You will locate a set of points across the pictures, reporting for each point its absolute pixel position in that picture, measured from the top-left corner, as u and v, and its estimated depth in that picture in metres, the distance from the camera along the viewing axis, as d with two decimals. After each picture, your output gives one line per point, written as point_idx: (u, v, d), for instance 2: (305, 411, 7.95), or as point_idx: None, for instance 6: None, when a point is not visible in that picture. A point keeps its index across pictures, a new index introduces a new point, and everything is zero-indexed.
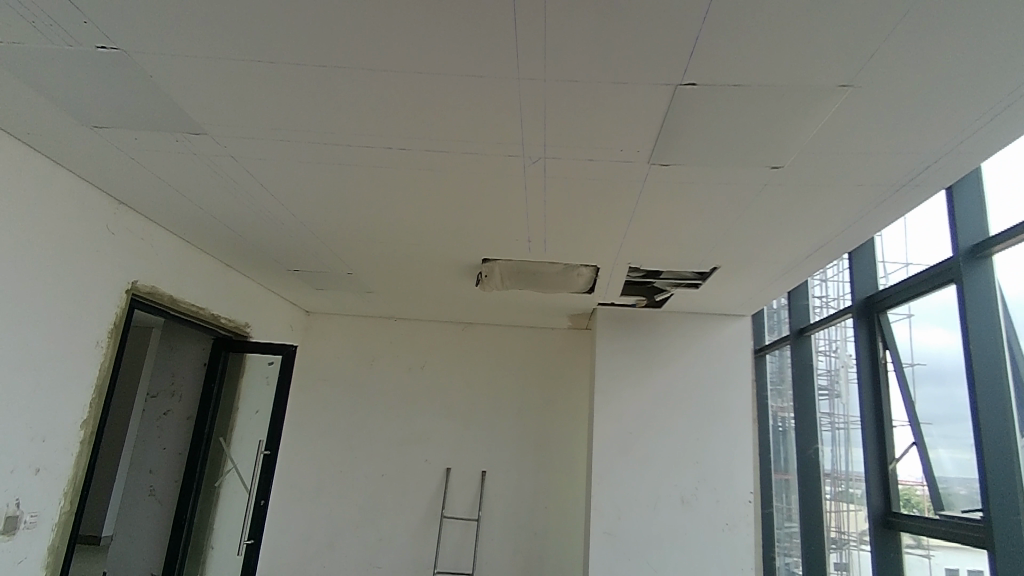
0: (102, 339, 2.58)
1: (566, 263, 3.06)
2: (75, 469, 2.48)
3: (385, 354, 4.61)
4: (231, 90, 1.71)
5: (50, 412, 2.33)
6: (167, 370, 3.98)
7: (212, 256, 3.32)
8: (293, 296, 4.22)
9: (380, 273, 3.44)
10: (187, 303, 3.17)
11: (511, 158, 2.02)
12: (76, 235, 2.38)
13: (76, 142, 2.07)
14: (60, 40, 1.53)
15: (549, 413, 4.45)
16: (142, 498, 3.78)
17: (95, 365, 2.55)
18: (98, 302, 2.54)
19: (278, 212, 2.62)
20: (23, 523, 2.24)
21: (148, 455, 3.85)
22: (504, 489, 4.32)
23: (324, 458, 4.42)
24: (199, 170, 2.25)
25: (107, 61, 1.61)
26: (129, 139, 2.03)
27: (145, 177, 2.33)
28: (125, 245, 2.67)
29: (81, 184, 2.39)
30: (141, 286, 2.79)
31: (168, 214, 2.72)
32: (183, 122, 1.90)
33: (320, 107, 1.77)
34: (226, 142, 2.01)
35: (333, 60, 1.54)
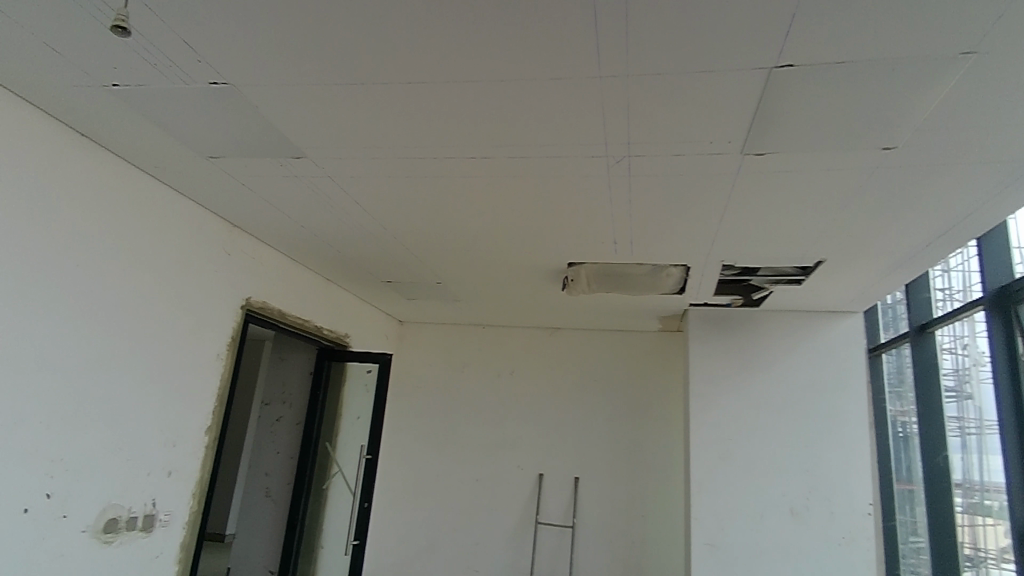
0: (221, 352, 2.82)
1: (655, 263, 2.97)
2: (201, 471, 2.71)
3: (476, 361, 4.70)
4: (324, 113, 1.81)
5: (179, 418, 2.57)
6: (278, 379, 4.28)
7: (314, 271, 3.54)
8: (387, 307, 4.40)
9: (469, 282, 3.51)
10: (294, 316, 3.39)
11: (594, 159, 1.99)
12: (197, 258, 2.62)
13: (195, 172, 2.28)
14: (179, 79, 1.69)
15: (642, 418, 4.33)
16: (259, 498, 4.08)
17: (216, 376, 2.79)
18: (217, 317, 2.77)
19: (372, 227, 2.74)
20: (159, 521, 2.47)
21: (264, 458, 4.15)
22: (598, 497, 4.25)
23: (420, 463, 4.56)
24: (300, 192, 2.40)
25: (218, 96, 1.75)
26: (239, 167, 2.21)
27: (253, 201, 2.53)
28: (238, 264, 2.90)
29: (200, 210, 2.63)
30: (253, 302, 3.01)
31: (274, 234, 2.93)
32: (285, 147, 2.03)
33: (406, 122, 1.83)
34: (323, 163, 2.13)
35: (419, 76, 1.59)
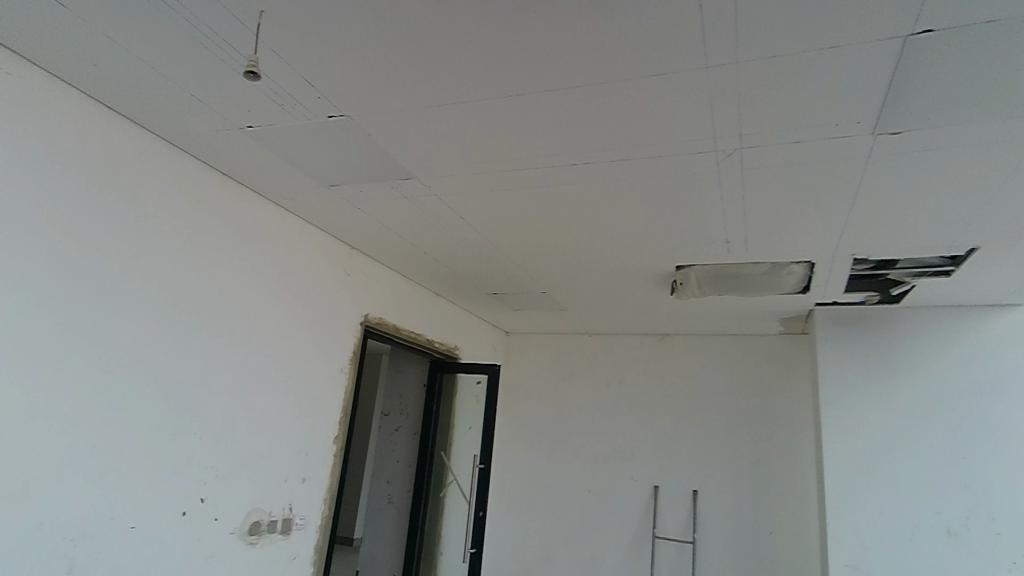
0: (345, 366, 3.00)
1: (774, 261, 2.77)
2: (331, 478, 2.89)
3: (583, 370, 4.64)
4: (430, 135, 1.87)
5: (311, 429, 2.76)
6: (395, 391, 4.49)
7: (425, 287, 3.68)
8: (494, 319, 4.48)
9: (574, 290, 3.48)
10: (408, 331, 3.54)
11: (703, 155, 1.89)
12: (322, 279, 2.82)
13: (318, 201, 2.46)
14: (302, 115, 1.82)
15: (765, 428, 4.04)
16: (382, 505, 4.28)
17: (341, 388, 2.97)
18: (341, 334, 2.96)
19: (478, 241, 2.81)
20: (295, 524, 2.66)
21: (385, 467, 4.36)
22: (719, 511, 4.01)
23: (532, 472, 4.57)
24: (410, 212, 2.51)
25: (334, 128, 1.87)
26: (356, 192, 2.35)
27: (369, 223, 2.68)
28: (358, 284, 3.09)
29: (323, 235, 2.83)
30: (371, 318, 3.19)
31: (388, 253, 3.08)
32: (395, 170, 2.13)
33: (508, 135, 1.84)
34: (430, 182, 2.21)
35: (519, 88, 1.60)
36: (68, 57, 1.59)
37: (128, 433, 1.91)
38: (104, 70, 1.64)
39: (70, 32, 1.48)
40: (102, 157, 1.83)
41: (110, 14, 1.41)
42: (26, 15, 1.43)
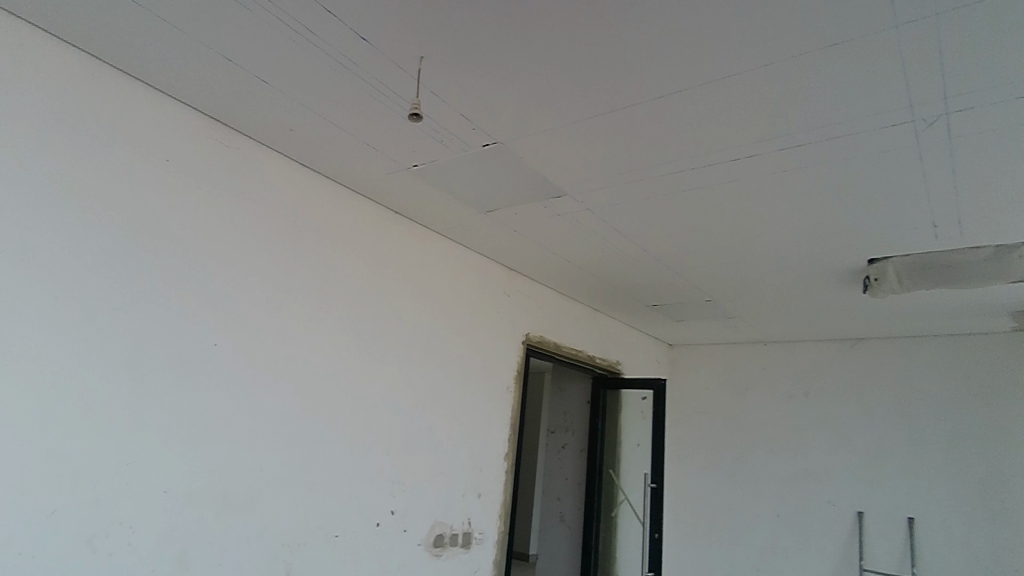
0: (510, 384, 3.08)
1: (998, 244, 2.30)
2: (504, 494, 2.96)
3: (759, 382, 4.27)
4: (580, 149, 1.85)
5: (483, 446, 2.86)
6: (560, 409, 4.51)
7: (583, 303, 3.67)
8: (655, 331, 4.32)
9: (743, 296, 3.22)
10: (569, 347, 3.54)
11: (896, 129, 1.63)
12: (485, 302, 2.94)
13: (478, 228, 2.57)
14: (459, 148, 1.90)
15: (999, 445, 3.35)
16: (555, 522, 4.29)
17: (508, 406, 3.05)
18: (505, 354, 3.05)
19: (634, 252, 2.72)
20: (475, 538, 2.76)
21: (555, 484, 4.38)
22: (944, 544, 3.39)
23: (708, 493, 4.29)
24: (564, 229, 2.52)
25: (489, 156, 1.93)
26: (512, 216, 2.41)
27: (526, 245, 2.74)
28: (518, 304, 3.16)
29: (483, 259, 2.95)
30: (533, 337, 3.24)
31: (545, 272, 3.12)
32: (548, 190, 2.15)
33: (662, 138, 1.76)
34: (583, 197, 2.20)
35: (671, 86, 1.51)
36: (267, 125, 1.85)
37: (328, 451, 2.11)
38: (297, 132, 1.87)
39: (268, 102, 1.72)
40: (297, 208, 2.08)
41: (296, 84, 1.62)
42: (235, 93, 1.69)
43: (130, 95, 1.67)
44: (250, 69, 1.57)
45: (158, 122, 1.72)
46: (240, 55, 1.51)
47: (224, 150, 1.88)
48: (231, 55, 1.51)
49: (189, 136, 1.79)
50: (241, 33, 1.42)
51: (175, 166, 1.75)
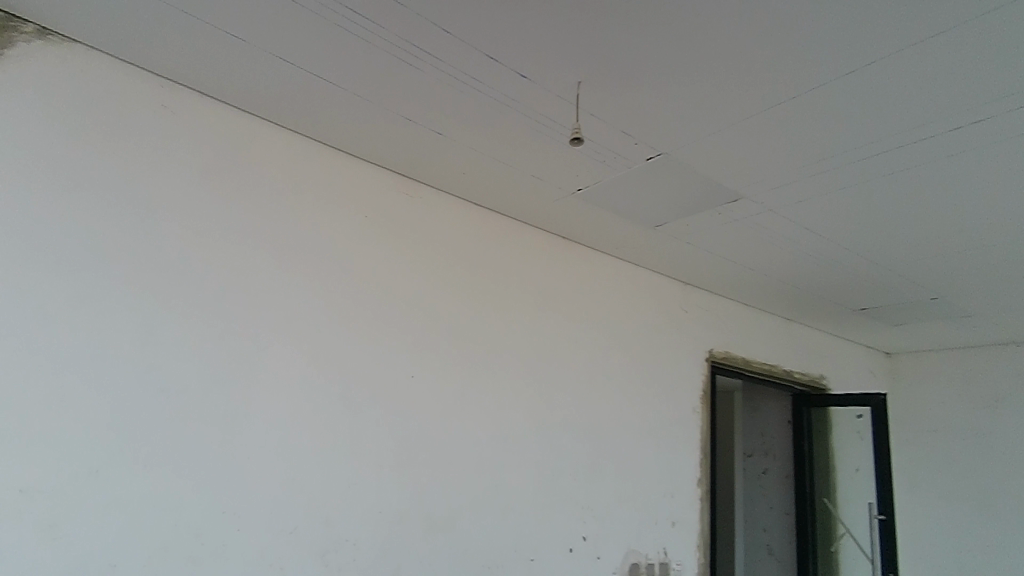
0: (697, 405, 2.89)
1: None
2: (701, 523, 2.76)
3: (1015, 394, 3.48)
4: (756, 147, 1.69)
5: (673, 471, 2.70)
6: (757, 430, 4.12)
7: (771, 312, 3.33)
8: (864, 339, 3.76)
9: (981, 290, 2.67)
10: (760, 362, 3.23)
11: None
12: (662, 320, 2.81)
13: (648, 243, 2.48)
14: (623, 165, 1.86)
15: None
16: (763, 556, 3.89)
17: (696, 428, 2.86)
18: (688, 373, 2.88)
19: (830, 251, 2.41)
20: (673, 569, 2.60)
21: (759, 513, 3.98)
22: None
23: (957, 528, 3.56)
24: (744, 235, 2.32)
25: (654, 169, 1.86)
26: (683, 227, 2.29)
27: (701, 256, 2.57)
28: (697, 319, 2.98)
29: (656, 275, 2.84)
30: (717, 353, 3.02)
31: (725, 283, 2.90)
32: (722, 195, 2.00)
33: (856, 120, 1.53)
34: (763, 198, 2.00)
35: (863, 61, 1.31)
36: (444, 173, 1.98)
37: (518, 476, 2.15)
38: (468, 175, 1.98)
39: (444, 151, 1.82)
40: (475, 245, 2.19)
41: (467, 127, 1.68)
42: (416, 149, 1.82)
43: (338, 163, 1.85)
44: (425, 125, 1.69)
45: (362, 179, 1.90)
46: (418, 112, 1.62)
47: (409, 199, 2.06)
48: (409, 115, 1.64)
49: (382, 193, 1.96)
50: (413, 94, 1.54)
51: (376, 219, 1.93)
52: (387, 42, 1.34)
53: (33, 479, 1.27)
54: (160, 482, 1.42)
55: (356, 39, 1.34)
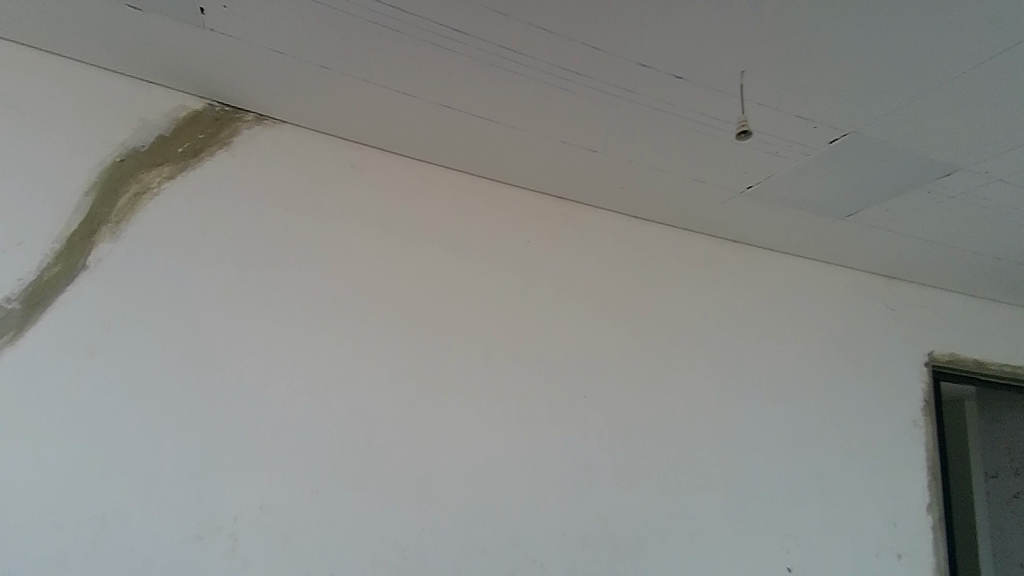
0: (918, 418, 2.48)
1: None
2: (937, 557, 2.33)
3: None
4: (974, 108, 1.42)
5: (892, 495, 2.33)
6: (999, 445, 3.41)
7: (1008, 303, 2.77)
8: None
9: None
10: (998, 363, 2.68)
11: None
12: (862, 321, 2.47)
13: (837, 236, 2.21)
14: (801, 154, 1.67)
15: None
16: None
17: (919, 444, 2.44)
18: (902, 381, 2.48)
19: None
20: None
21: (1012, 547, 3.25)
22: None
23: None
24: (964, 214, 1.96)
25: (839, 152, 1.65)
26: (882, 213, 1.99)
27: (906, 244, 2.23)
28: (908, 317, 2.57)
29: (850, 271, 2.51)
30: (938, 356, 2.57)
31: (941, 273, 2.48)
32: (931, 170, 1.71)
33: None
34: (987, 166, 1.67)
35: None
36: (603, 190, 1.95)
37: (708, 499, 1.99)
38: (628, 187, 1.92)
39: (600, 168, 1.80)
40: (641, 258, 2.12)
41: (622, 141, 1.65)
42: (572, 170, 1.82)
43: (500, 194, 1.93)
44: (580, 145, 1.68)
45: (523, 206, 1.96)
46: (572, 134, 1.62)
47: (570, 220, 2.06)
48: (564, 137, 1.64)
49: (544, 218, 1.98)
50: (565, 116, 1.54)
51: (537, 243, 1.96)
52: (537, 69, 1.36)
53: (268, 497, 1.45)
54: (365, 502, 1.54)
55: (507, 74, 1.38)
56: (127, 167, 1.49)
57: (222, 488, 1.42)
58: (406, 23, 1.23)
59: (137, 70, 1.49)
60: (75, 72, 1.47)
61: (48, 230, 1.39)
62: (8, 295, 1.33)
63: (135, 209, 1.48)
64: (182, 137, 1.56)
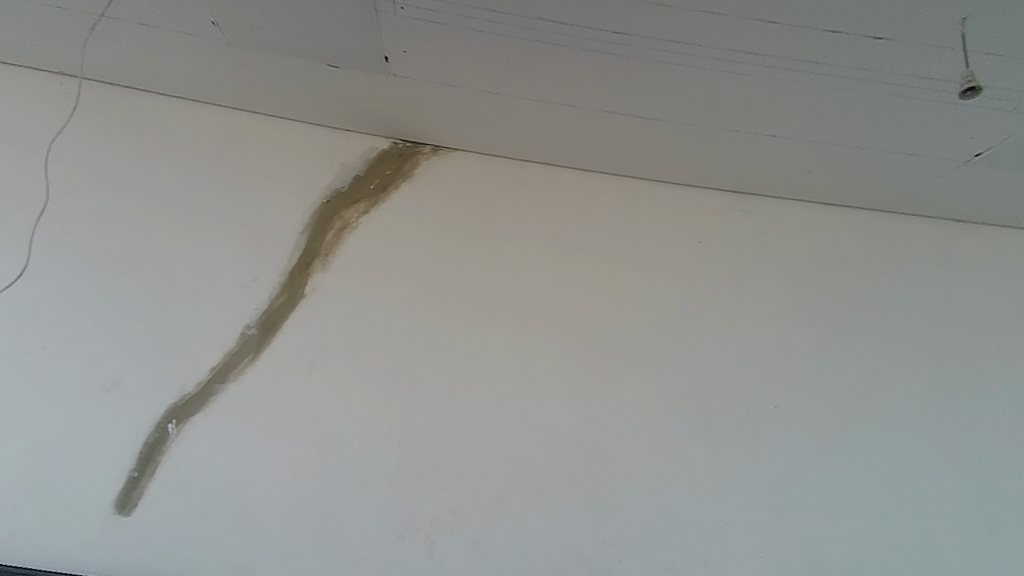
0: None
1: None
2: None
3: None
4: None
5: None
6: None
7: None
8: None
9: None
10: None
11: None
12: None
13: None
14: None
15: None
16: None
17: None
18: None
19: None
20: None
21: None
22: None
23: None
24: None
25: None
26: None
27: None
28: None
29: None
30: None
31: None
32: None
33: None
34: None
35: None
36: (785, 179, 1.78)
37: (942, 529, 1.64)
38: (816, 173, 1.73)
39: (780, 156, 1.65)
40: (835, 251, 1.89)
41: (806, 123, 1.49)
42: (748, 161, 1.68)
43: (669, 195, 1.86)
44: (760, 133, 1.53)
45: (694, 206, 1.86)
46: (749, 122, 1.50)
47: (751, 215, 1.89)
48: (739, 126, 1.51)
49: (716, 214, 1.87)
50: (739, 104, 1.43)
51: (712, 243, 1.83)
52: (706, 59, 1.28)
53: (458, 502, 1.52)
54: (549, 512, 1.53)
55: (674, 69, 1.32)
56: (331, 207, 1.69)
57: (420, 493, 1.51)
58: (569, 35, 1.24)
59: (337, 120, 1.71)
60: (291, 130, 1.73)
61: (274, 266, 1.62)
62: (248, 322, 1.58)
63: (339, 242, 1.68)
64: (373, 174, 1.74)
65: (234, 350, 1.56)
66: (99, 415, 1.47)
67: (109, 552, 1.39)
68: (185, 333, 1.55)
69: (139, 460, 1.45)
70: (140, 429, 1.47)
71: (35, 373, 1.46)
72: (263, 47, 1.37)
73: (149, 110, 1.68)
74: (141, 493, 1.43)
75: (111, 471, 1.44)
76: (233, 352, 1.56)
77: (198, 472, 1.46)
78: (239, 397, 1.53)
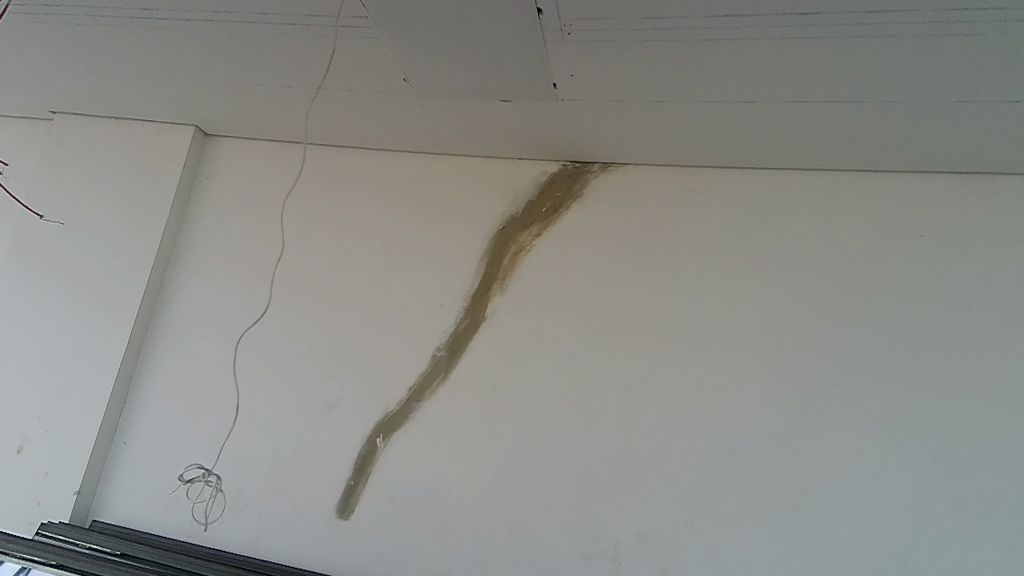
0: None
1: None
2: None
3: None
4: None
5: None
6: None
7: None
8: None
9: None
10: None
11: None
12: None
13: None
14: None
15: None
16: None
17: None
18: None
19: None
20: None
21: None
22: None
23: None
24: None
25: None
26: None
27: None
28: None
29: None
30: None
31: None
32: None
33: None
34: None
35: None
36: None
37: None
38: None
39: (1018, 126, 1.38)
40: None
41: None
42: (973, 136, 1.44)
43: (869, 185, 1.66)
44: (986, 102, 1.30)
45: (902, 195, 1.64)
46: (974, 91, 1.27)
47: (984, 200, 1.59)
48: (956, 97, 1.30)
49: (935, 202, 1.61)
50: (957, 71, 1.22)
51: (927, 237, 1.59)
52: (913, 25, 1.11)
53: (646, 526, 1.47)
54: (744, 541, 1.43)
55: (874, 42, 1.17)
56: (507, 233, 1.80)
57: (605, 514, 1.50)
58: (742, 27, 1.17)
59: (510, 151, 1.82)
60: (469, 166, 1.88)
61: (459, 292, 1.76)
62: (439, 343, 1.72)
63: (515, 265, 1.77)
64: (545, 198, 1.81)
65: (428, 370, 1.70)
66: (323, 428, 1.68)
67: (333, 552, 1.57)
68: (387, 356, 1.73)
69: (354, 471, 1.63)
70: (355, 442, 1.66)
71: (276, 391, 1.74)
72: (444, 92, 1.52)
73: (355, 161, 1.94)
74: (356, 500, 1.61)
75: (334, 479, 1.64)
76: (427, 371, 1.70)
77: (402, 483, 1.60)
78: (435, 415, 1.65)
